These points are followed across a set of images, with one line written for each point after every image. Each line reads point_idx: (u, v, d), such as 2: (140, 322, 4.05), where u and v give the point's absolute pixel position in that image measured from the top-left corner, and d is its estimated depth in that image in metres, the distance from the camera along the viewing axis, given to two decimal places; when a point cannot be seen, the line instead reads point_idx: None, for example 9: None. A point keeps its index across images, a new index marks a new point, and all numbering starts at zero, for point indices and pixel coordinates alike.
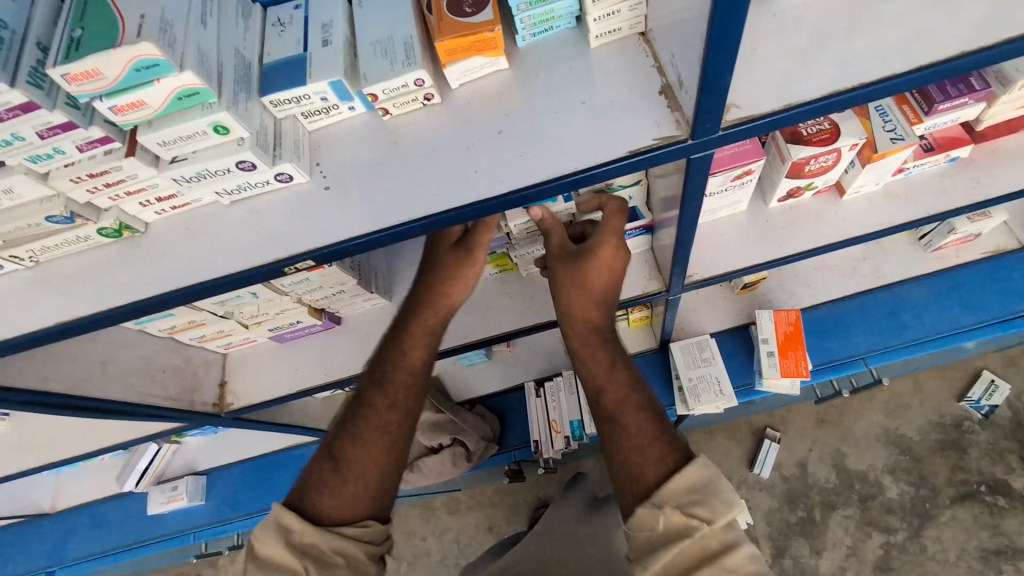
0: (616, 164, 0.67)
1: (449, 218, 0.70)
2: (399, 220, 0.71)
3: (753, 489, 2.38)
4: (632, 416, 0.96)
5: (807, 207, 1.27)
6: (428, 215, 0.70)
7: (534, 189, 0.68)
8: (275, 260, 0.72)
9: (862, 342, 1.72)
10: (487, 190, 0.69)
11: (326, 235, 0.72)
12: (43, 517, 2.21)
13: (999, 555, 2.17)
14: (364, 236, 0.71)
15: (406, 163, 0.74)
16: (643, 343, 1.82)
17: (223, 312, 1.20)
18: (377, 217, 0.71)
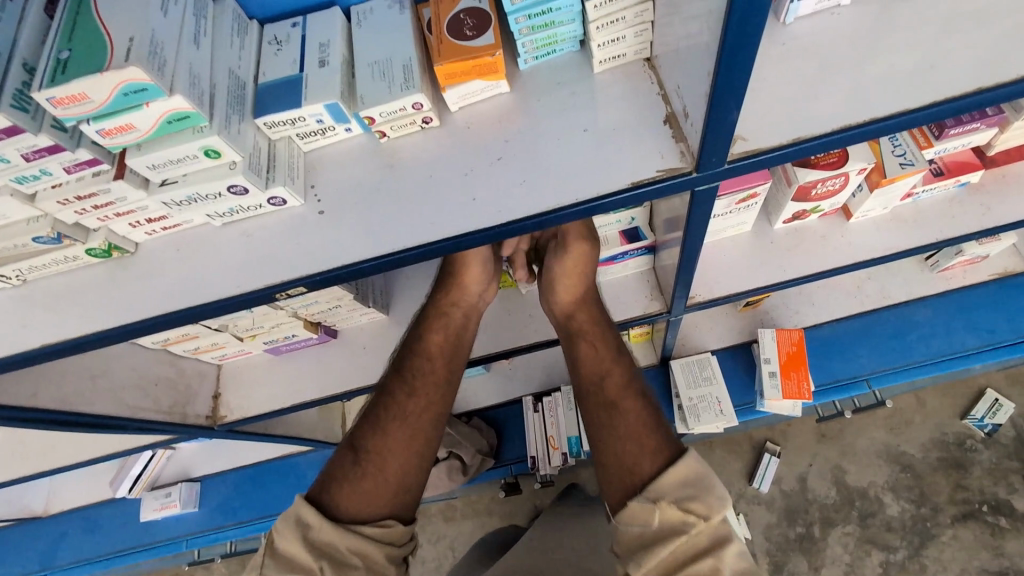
0: (621, 195, 0.65)
1: (452, 245, 0.68)
2: (397, 247, 0.69)
3: (752, 504, 2.36)
4: (630, 409, 0.96)
5: (813, 228, 1.25)
6: (437, 241, 0.68)
7: (544, 216, 0.66)
8: (267, 286, 0.70)
9: (866, 363, 1.70)
10: (484, 219, 0.67)
11: (317, 263, 0.70)
12: (36, 521, 2.20)
13: None
14: (362, 263, 0.68)
15: (404, 188, 0.72)
16: (643, 359, 1.80)
17: (217, 326, 1.19)
18: (371, 244, 0.69)
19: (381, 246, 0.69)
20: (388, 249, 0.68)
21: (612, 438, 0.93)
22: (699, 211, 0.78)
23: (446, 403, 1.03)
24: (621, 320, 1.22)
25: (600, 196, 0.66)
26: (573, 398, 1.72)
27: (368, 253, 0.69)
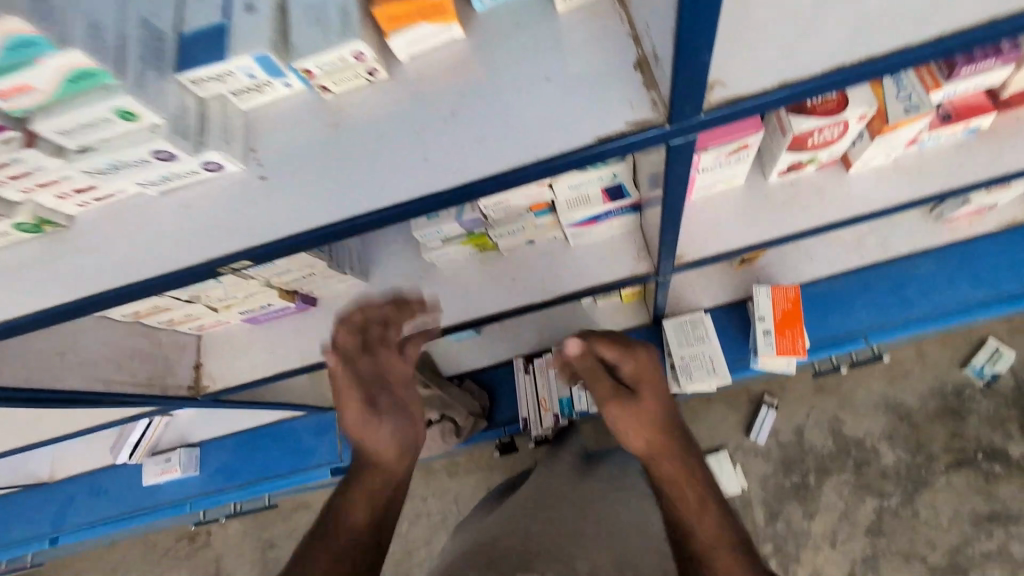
0: (587, 151, 0.58)
1: (400, 214, 0.62)
2: (346, 215, 0.63)
3: (748, 456, 2.37)
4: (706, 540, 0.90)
5: (809, 181, 1.19)
6: (385, 209, 0.62)
7: (501, 177, 0.60)
8: (207, 260, 0.66)
9: (862, 320, 1.65)
10: (435, 182, 0.62)
11: (261, 234, 0.65)
12: (45, 486, 2.25)
13: (991, 520, 2.18)
14: (307, 234, 0.63)
15: (352, 148, 0.66)
16: (636, 318, 1.76)
17: (187, 297, 1.15)
18: (317, 213, 0.64)
19: (328, 214, 0.64)
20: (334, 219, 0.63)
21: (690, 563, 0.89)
22: (677, 169, 0.71)
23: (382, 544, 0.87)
24: (607, 283, 1.19)
25: (564, 153, 0.59)
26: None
27: (313, 222, 0.64)
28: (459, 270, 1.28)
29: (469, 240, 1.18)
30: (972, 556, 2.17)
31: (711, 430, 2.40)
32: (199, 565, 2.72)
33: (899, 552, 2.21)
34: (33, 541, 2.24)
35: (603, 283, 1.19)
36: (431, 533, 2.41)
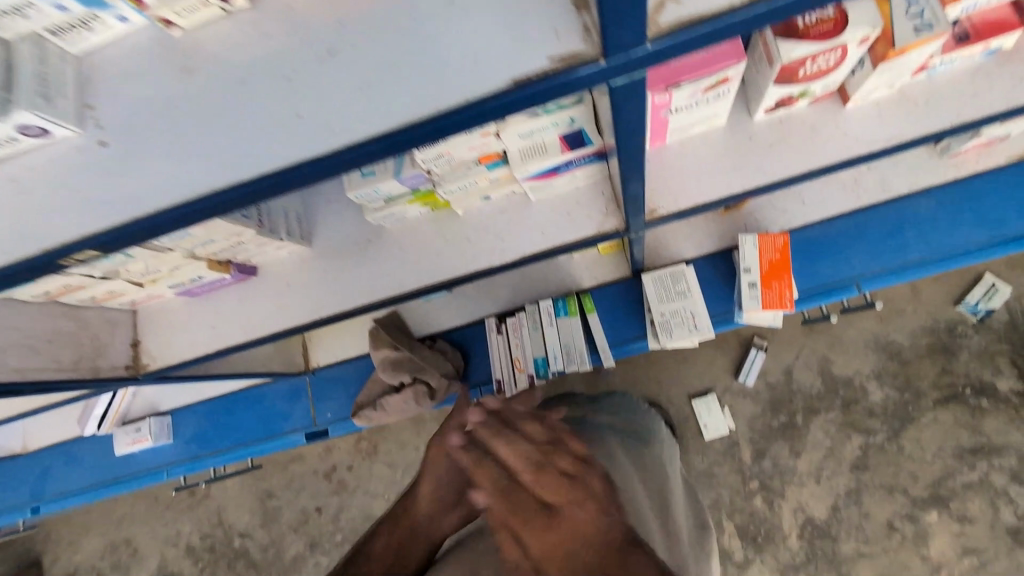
0: (492, 101, 0.49)
1: (277, 182, 0.54)
2: (221, 186, 0.55)
3: (736, 397, 2.33)
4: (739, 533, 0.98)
5: (800, 118, 1.04)
6: (260, 177, 0.54)
7: (393, 135, 0.52)
8: (67, 240, 0.58)
9: (856, 266, 1.54)
10: (317, 143, 0.53)
11: (129, 210, 0.57)
12: (19, 458, 2.22)
13: (975, 453, 2.17)
14: (177, 209, 0.56)
15: (215, 105, 0.56)
16: (614, 272, 1.65)
17: (102, 274, 1.03)
18: (188, 183, 0.56)
19: (200, 184, 0.55)
20: (209, 190, 0.55)
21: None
22: (630, 116, 0.58)
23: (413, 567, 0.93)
24: (570, 241, 1.07)
25: (463, 105, 0.50)
26: (538, 318, 1.61)
27: (185, 194, 0.56)
28: (410, 231, 1.16)
29: (417, 199, 1.05)
30: (954, 487, 2.17)
31: (697, 377, 2.36)
32: (203, 517, 2.77)
33: (882, 486, 2.22)
34: (14, 511, 2.22)
35: (567, 242, 1.07)
36: None
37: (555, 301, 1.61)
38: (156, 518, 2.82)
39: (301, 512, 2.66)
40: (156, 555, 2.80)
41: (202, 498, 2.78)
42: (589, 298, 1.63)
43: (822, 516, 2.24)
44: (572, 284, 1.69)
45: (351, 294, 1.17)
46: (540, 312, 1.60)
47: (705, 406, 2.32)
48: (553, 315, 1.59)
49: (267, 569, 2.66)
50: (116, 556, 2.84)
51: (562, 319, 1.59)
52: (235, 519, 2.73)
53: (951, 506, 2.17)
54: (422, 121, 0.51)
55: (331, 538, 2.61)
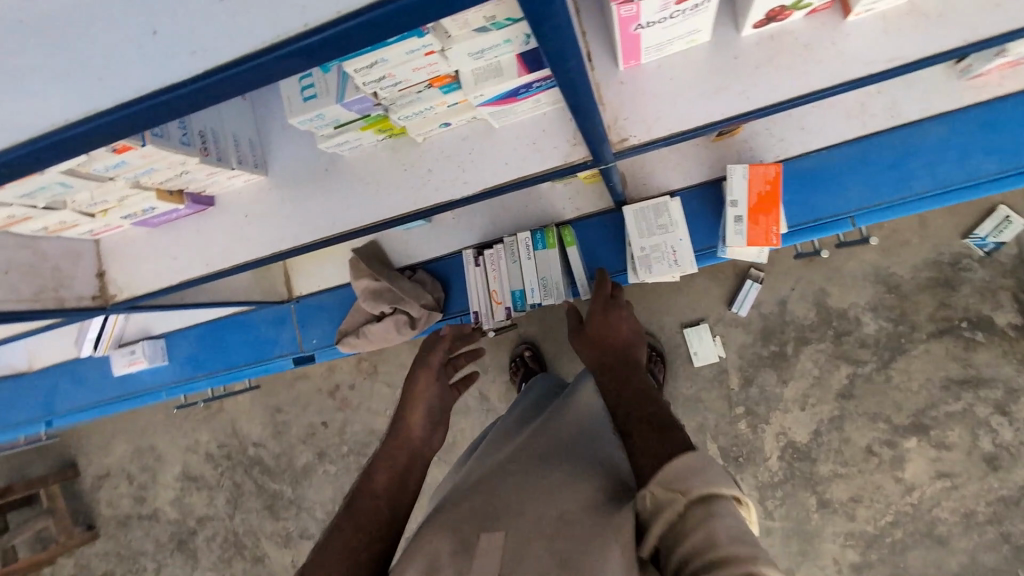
0: (369, 13, 0.43)
1: (141, 110, 0.50)
2: (77, 116, 0.50)
3: (728, 327, 2.32)
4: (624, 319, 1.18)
5: (793, 35, 0.93)
6: (123, 106, 0.49)
7: (263, 56, 0.46)
8: None
9: (853, 199, 1.46)
10: (173, 69, 0.48)
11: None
12: (25, 377, 2.31)
13: (963, 385, 2.18)
14: (35, 143, 0.50)
15: (57, 22, 0.50)
16: (600, 203, 1.59)
17: (46, 204, 0.99)
18: (37, 114, 0.50)
19: (47, 117, 0.50)
20: (56, 123, 0.50)
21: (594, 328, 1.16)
22: (558, 35, 0.52)
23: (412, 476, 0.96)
24: (547, 171, 0.99)
25: (331, 22, 0.45)
26: (516, 250, 1.57)
27: (32, 127, 0.50)
28: (368, 158, 1.10)
29: (371, 125, 0.98)
30: (936, 417, 2.21)
31: (690, 306, 2.34)
32: (218, 429, 2.93)
33: (866, 413, 2.25)
34: (28, 425, 2.33)
35: (533, 174, 1.00)
36: None
37: (533, 233, 1.54)
38: (173, 430, 2.99)
39: (307, 426, 2.79)
40: (178, 462, 2.98)
41: (216, 411, 2.93)
42: (570, 231, 1.56)
43: (804, 440, 2.30)
44: (554, 216, 1.63)
45: (309, 228, 1.13)
46: (518, 245, 1.56)
47: (697, 336, 2.33)
48: (529, 247, 1.54)
49: (279, 476, 2.83)
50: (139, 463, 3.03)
51: (540, 252, 1.54)
52: (248, 431, 2.88)
53: (931, 434, 2.21)
54: (288, 41, 0.46)
55: (338, 450, 2.75)
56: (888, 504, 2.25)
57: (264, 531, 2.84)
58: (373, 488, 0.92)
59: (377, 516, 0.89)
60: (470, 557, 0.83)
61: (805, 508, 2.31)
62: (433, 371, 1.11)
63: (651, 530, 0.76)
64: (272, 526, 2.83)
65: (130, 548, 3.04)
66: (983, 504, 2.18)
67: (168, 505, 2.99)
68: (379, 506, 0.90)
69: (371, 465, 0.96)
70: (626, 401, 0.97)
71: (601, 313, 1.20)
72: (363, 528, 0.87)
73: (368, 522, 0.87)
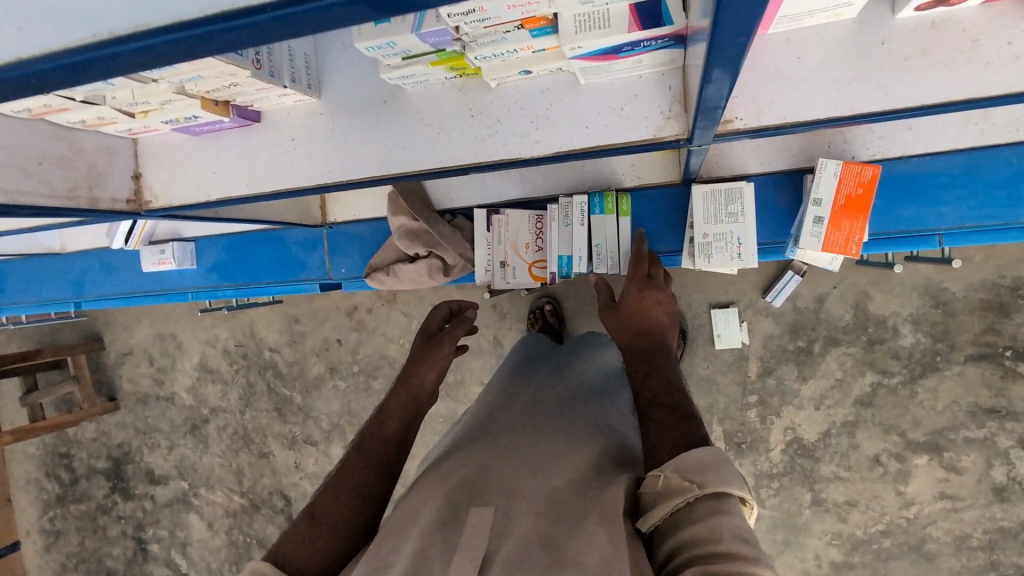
0: None
1: (203, 35, 0.43)
2: (128, 29, 0.43)
3: (758, 315, 2.22)
4: (660, 308, 1.13)
5: (960, 21, 0.86)
6: (179, 30, 0.43)
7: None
8: None
9: (947, 217, 1.31)
10: None
11: (11, 45, 0.45)
12: (55, 257, 2.33)
13: (990, 413, 2.09)
14: (76, 54, 0.44)
15: None
16: (661, 175, 1.50)
17: (84, 98, 0.91)
18: (91, 19, 0.44)
19: (105, 26, 0.43)
20: (115, 34, 0.43)
21: (629, 302, 1.14)
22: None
23: (415, 422, 1.02)
24: (618, 143, 0.90)
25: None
26: (569, 213, 1.49)
27: (85, 34, 0.44)
28: (430, 96, 0.99)
29: (443, 62, 0.87)
30: (953, 439, 2.13)
31: (722, 287, 2.23)
32: (236, 329, 2.98)
33: (881, 424, 2.17)
34: (58, 304, 2.38)
35: (613, 144, 0.91)
36: None
37: (593, 196, 1.47)
38: (193, 324, 3.05)
39: (321, 340, 2.82)
40: (196, 352, 3.06)
41: (235, 312, 2.97)
42: (630, 197, 1.48)
43: (811, 439, 2.24)
44: (611, 182, 1.54)
45: (361, 162, 1.04)
46: (573, 207, 1.48)
47: (723, 318, 2.23)
48: (585, 213, 1.47)
49: (290, 383, 2.89)
50: (158, 349, 3.12)
51: (598, 218, 1.47)
52: (264, 335, 2.92)
53: (944, 455, 2.14)
54: None
55: (348, 368, 2.79)
56: (881, 513, 2.21)
57: (271, 431, 2.94)
58: (386, 432, 0.97)
59: (379, 456, 0.94)
60: (458, 527, 0.82)
61: (797, 502, 2.28)
62: (455, 343, 1.15)
63: (655, 509, 0.75)
64: (278, 428, 2.93)
65: (145, 425, 3.19)
66: (980, 530, 2.15)
67: (184, 391, 3.10)
68: (388, 449, 0.95)
69: (384, 409, 1.00)
70: (652, 387, 0.96)
71: (636, 294, 1.16)
72: (374, 465, 0.92)
73: (379, 462, 0.93)
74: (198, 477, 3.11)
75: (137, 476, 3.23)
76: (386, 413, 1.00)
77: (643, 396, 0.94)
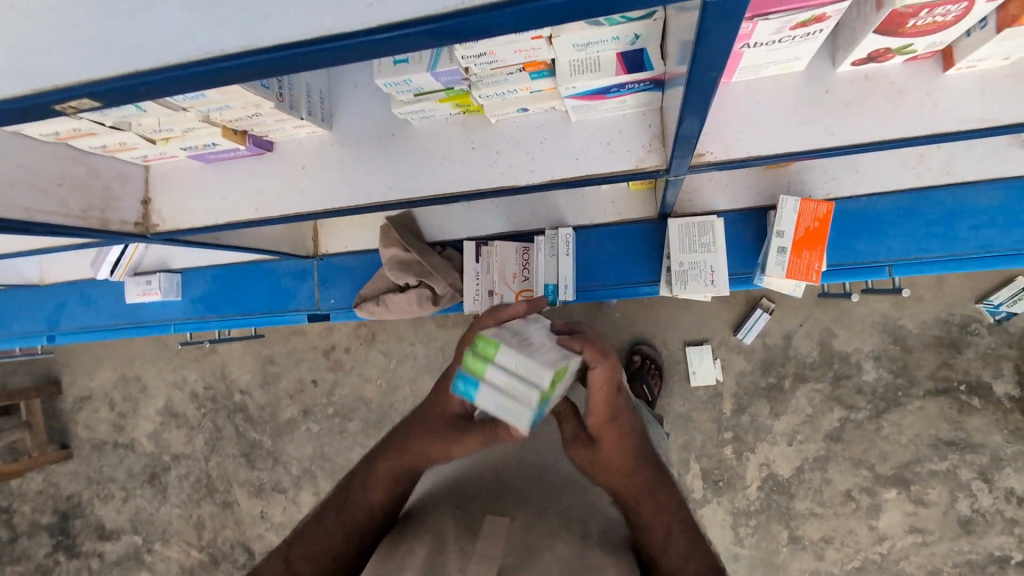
0: None
1: (302, 55, 0.50)
2: (234, 49, 0.50)
3: (730, 352, 2.33)
4: (629, 417, 0.94)
5: (889, 75, 1.01)
6: (280, 49, 0.50)
7: (439, 22, 0.48)
8: (48, 89, 0.53)
9: (894, 250, 1.45)
10: (346, 17, 0.49)
11: (122, 60, 0.51)
12: (33, 288, 2.30)
13: (951, 446, 2.21)
14: (186, 68, 0.51)
15: None
16: (639, 211, 1.62)
17: (113, 123, 0.98)
18: (202, 40, 0.50)
19: (215, 44, 0.50)
20: (243, 48, 0.50)
21: (603, 446, 0.91)
22: (726, 22, 0.51)
23: (400, 498, 0.98)
24: (603, 173, 1.01)
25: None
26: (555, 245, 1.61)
27: (194, 52, 0.51)
28: (436, 129, 1.10)
29: (450, 99, 0.98)
30: (919, 472, 2.23)
31: (695, 325, 2.35)
32: (208, 369, 2.92)
33: (851, 458, 2.27)
34: (31, 337, 2.32)
35: (600, 173, 1.01)
36: (420, 372, 2.63)
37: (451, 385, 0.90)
38: (163, 364, 2.99)
39: (296, 381, 2.80)
40: (162, 396, 2.98)
41: (211, 352, 2.93)
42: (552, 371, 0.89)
43: (785, 475, 2.31)
44: (594, 217, 1.66)
45: (366, 189, 1.13)
46: (559, 239, 1.60)
47: (697, 355, 2.33)
48: (570, 244, 1.59)
49: (261, 426, 2.84)
50: (123, 391, 3.03)
51: (480, 399, 0.86)
52: (236, 377, 2.88)
53: (912, 488, 2.23)
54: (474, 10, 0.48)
55: (322, 410, 2.76)
56: (857, 549, 2.27)
57: (237, 478, 2.85)
58: (368, 503, 0.96)
59: (359, 522, 0.96)
60: None
61: (775, 540, 2.32)
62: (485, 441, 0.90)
63: None
64: (246, 475, 2.84)
65: (100, 474, 3.05)
66: (949, 564, 2.22)
67: (146, 437, 3.00)
68: (369, 522, 0.96)
69: (373, 478, 0.97)
70: (659, 533, 0.89)
71: (604, 421, 0.91)
72: (353, 532, 0.95)
73: (358, 534, 0.96)
74: (153, 531, 2.97)
75: (85, 532, 3.05)
76: (371, 482, 0.96)
77: (646, 529, 0.90)
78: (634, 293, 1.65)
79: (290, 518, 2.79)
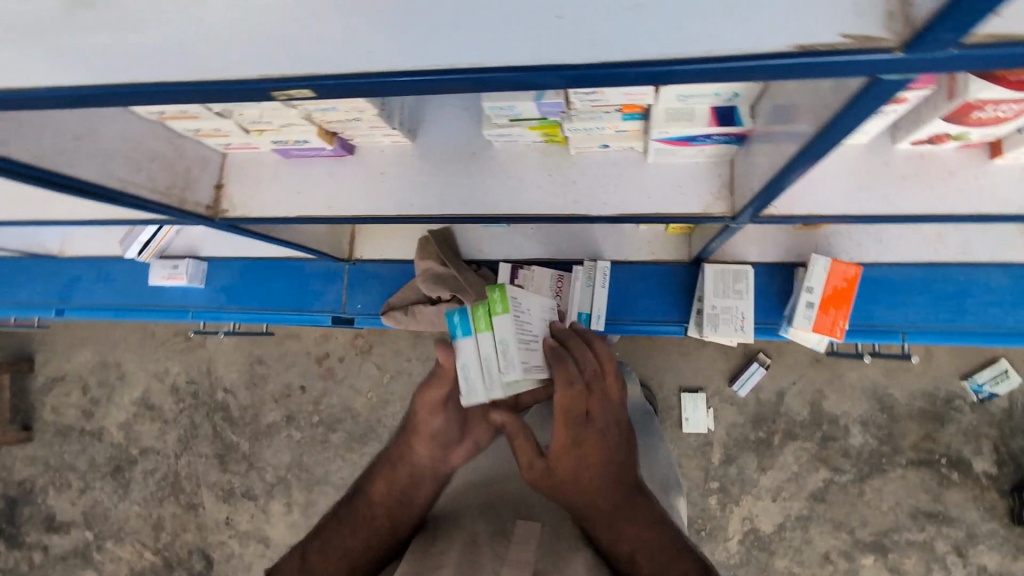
0: (778, 61, 0.53)
1: (514, 77, 0.58)
2: (466, 65, 0.57)
3: (723, 403, 2.39)
4: (594, 438, 0.92)
5: (945, 157, 1.12)
6: (498, 70, 0.57)
7: (653, 67, 0.55)
8: (281, 77, 0.60)
9: (909, 317, 1.55)
10: (563, 48, 0.56)
11: (360, 60, 0.58)
12: (53, 259, 2.27)
13: (929, 517, 2.27)
14: (412, 76, 0.58)
15: None
16: (673, 253, 1.71)
17: (220, 110, 1.03)
18: (437, 54, 0.57)
19: (451, 57, 0.57)
20: (473, 65, 0.57)
21: (563, 472, 0.89)
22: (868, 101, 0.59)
23: (402, 498, 0.97)
24: (673, 212, 1.08)
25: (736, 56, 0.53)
26: (592, 276, 1.66)
27: (428, 63, 0.58)
28: (518, 154, 1.16)
29: (540, 127, 1.06)
30: (897, 541, 2.28)
31: (695, 371, 2.41)
32: (191, 363, 2.89)
33: (832, 520, 2.31)
34: (40, 308, 2.28)
35: (670, 213, 1.08)
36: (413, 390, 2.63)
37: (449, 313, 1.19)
38: (145, 351, 2.94)
39: (283, 386, 2.77)
40: (139, 386, 2.92)
41: (195, 346, 2.89)
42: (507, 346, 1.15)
43: (767, 530, 2.35)
44: (629, 255, 1.73)
45: (440, 201, 1.19)
46: (596, 271, 1.66)
47: (691, 402, 2.38)
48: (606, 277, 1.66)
49: (239, 429, 2.79)
50: (102, 375, 2.95)
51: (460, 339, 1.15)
52: (222, 374, 2.84)
53: (888, 556, 2.29)
54: (685, 60, 0.54)
55: (307, 418, 2.73)
56: None
57: (207, 479, 2.79)
58: (372, 497, 0.98)
59: (365, 520, 0.97)
60: None
61: None
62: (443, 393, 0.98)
63: None
64: (216, 477, 2.79)
65: (60, 461, 2.95)
66: None
67: (115, 427, 2.92)
68: (375, 521, 0.97)
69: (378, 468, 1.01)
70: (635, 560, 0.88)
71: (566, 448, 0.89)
72: (359, 529, 0.97)
73: (364, 533, 0.97)
74: (108, 527, 2.87)
75: (31, 521, 2.94)
76: (376, 471, 1.01)
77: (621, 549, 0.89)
78: (656, 331, 1.72)
79: (257, 528, 2.72)
